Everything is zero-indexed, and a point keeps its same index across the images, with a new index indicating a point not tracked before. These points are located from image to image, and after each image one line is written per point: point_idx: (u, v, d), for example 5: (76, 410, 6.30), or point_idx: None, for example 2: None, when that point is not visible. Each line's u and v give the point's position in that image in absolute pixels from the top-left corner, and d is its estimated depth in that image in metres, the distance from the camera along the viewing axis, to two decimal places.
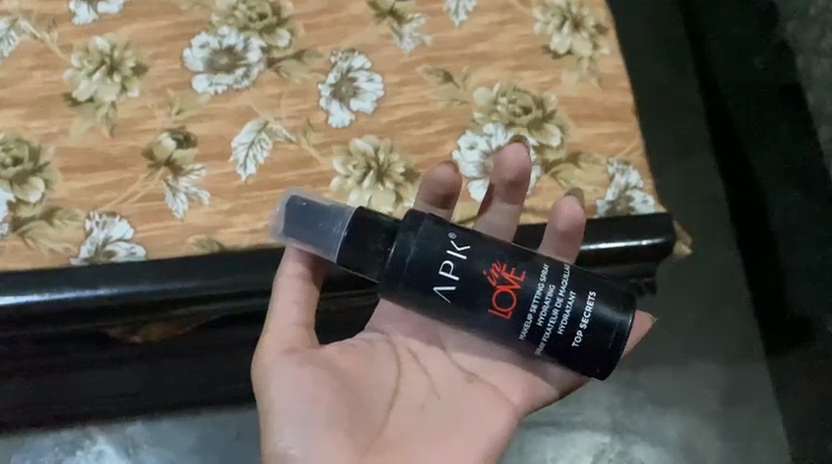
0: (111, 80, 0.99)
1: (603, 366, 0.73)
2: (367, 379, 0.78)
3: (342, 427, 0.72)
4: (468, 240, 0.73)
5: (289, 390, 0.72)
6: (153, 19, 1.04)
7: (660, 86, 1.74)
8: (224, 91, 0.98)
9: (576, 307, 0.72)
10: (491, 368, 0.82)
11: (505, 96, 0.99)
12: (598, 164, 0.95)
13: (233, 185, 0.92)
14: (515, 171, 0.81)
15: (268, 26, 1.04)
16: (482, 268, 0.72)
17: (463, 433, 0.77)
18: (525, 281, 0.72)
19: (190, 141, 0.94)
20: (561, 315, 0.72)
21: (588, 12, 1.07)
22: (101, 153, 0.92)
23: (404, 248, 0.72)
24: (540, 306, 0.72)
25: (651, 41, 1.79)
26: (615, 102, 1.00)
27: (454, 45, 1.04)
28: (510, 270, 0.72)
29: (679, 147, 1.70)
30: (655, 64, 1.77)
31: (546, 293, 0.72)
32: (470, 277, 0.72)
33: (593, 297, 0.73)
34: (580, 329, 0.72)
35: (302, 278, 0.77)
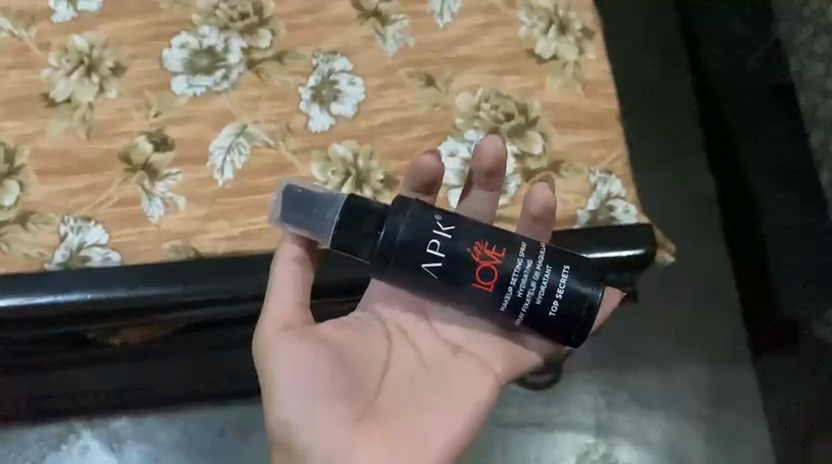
0: (89, 80, 0.98)
1: (578, 336, 0.74)
2: (360, 352, 0.77)
3: (340, 399, 0.72)
4: (452, 220, 0.74)
5: (289, 362, 0.72)
6: (133, 17, 1.02)
7: (655, 81, 1.70)
8: (203, 92, 0.97)
9: (551, 281, 0.73)
10: (477, 339, 0.82)
11: (488, 101, 0.98)
12: (580, 173, 0.94)
13: (209, 190, 0.91)
14: (491, 159, 0.81)
15: (250, 26, 1.02)
16: (466, 246, 0.74)
17: (458, 401, 0.77)
18: (505, 257, 0.73)
19: (168, 145, 0.93)
20: (538, 288, 0.73)
21: (575, 15, 1.06)
22: (77, 155, 0.92)
23: (392, 228, 0.73)
24: (519, 279, 0.73)
25: (646, 35, 1.74)
26: (599, 108, 0.99)
27: (438, 48, 1.02)
28: (493, 247, 0.74)
29: (672, 144, 1.65)
30: (650, 58, 1.72)
31: (524, 268, 0.73)
32: (457, 255, 0.73)
33: (568, 271, 0.74)
34: (556, 300, 0.73)
35: (297, 262, 0.77)
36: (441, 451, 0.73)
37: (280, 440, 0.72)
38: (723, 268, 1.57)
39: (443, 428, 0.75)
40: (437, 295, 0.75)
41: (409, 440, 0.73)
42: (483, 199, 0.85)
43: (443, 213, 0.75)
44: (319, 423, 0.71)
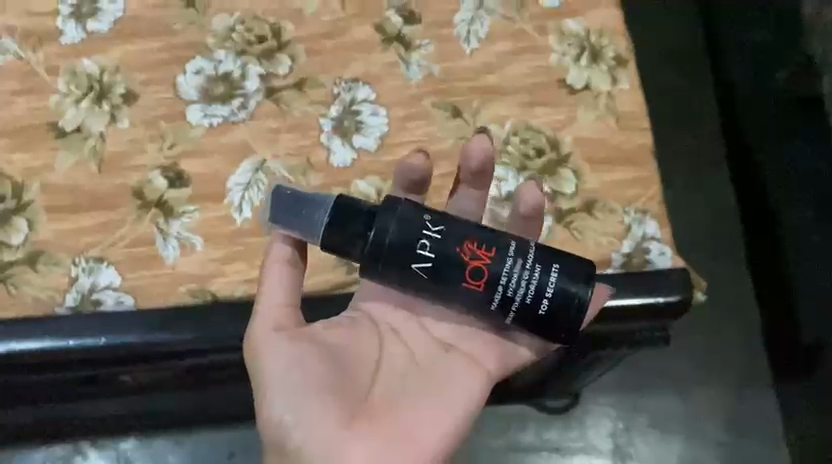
0: (100, 108, 0.93)
1: (567, 336, 0.70)
2: (348, 351, 0.74)
3: (329, 395, 0.69)
4: (442, 220, 0.70)
5: (279, 362, 0.69)
6: (145, 40, 0.98)
7: (676, 93, 1.67)
8: (219, 123, 0.92)
9: (540, 281, 0.69)
10: (466, 334, 0.78)
11: (517, 136, 0.93)
12: (614, 214, 0.90)
13: (226, 230, 0.87)
14: (479, 159, 0.79)
15: (268, 50, 0.98)
16: (456, 246, 0.69)
17: (452, 396, 0.73)
18: (496, 256, 0.69)
19: (183, 180, 0.89)
20: (526, 287, 0.69)
21: (607, 42, 1.01)
22: (87, 190, 0.87)
23: (381, 229, 0.68)
24: (509, 278, 0.68)
25: (669, 44, 1.70)
26: (633, 144, 0.94)
27: (464, 75, 0.98)
28: (482, 246, 0.69)
29: (691, 158, 1.63)
30: (672, 68, 1.68)
31: (513, 268, 0.69)
32: (445, 255, 0.68)
33: (557, 270, 0.69)
34: (546, 298, 0.69)
35: (288, 264, 0.73)
36: (436, 446, 0.70)
37: (270, 442, 0.69)
38: (741, 284, 1.55)
39: (435, 422, 0.71)
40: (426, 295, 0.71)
41: (403, 434, 0.70)
42: (472, 199, 0.83)
43: (432, 212, 0.70)
44: (310, 422, 0.68)
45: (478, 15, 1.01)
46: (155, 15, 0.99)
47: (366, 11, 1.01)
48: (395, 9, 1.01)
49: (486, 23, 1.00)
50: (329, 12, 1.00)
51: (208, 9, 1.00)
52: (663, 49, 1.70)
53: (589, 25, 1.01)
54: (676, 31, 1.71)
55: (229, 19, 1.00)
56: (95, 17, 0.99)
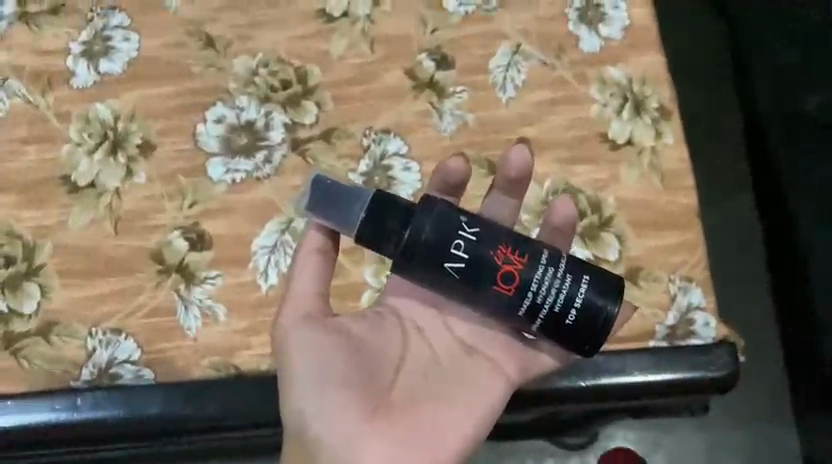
0: (115, 160, 0.88)
1: (592, 347, 0.68)
2: (374, 346, 0.73)
3: (352, 388, 0.68)
4: (478, 222, 0.68)
5: (307, 353, 0.69)
6: (162, 84, 0.92)
7: (701, 112, 1.51)
8: (243, 179, 0.87)
9: (569, 292, 0.67)
10: (490, 337, 0.76)
11: (556, 195, 0.89)
12: (658, 283, 0.86)
13: (251, 298, 0.82)
14: (519, 169, 0.79)
15: (293, 97, 0.92)
16: (490, 250, 0.67)
17: (470, 402, 0.72)
18: (528, 262, 0.67)
19: (205, 242, 0.84)
20: (556, 296, 0.67)
21: (651, 91, 0.95)
22: (103, 253, 0.82)
23: (416, 228, 0.66)
24: (540, 286, 0.66)
25: (692, 57, 1.54)
26: (679, 204, 0.89)
27: (500, 127, 0.93)
28: (516, 251, 0.67)
29: (717, 182, 1.47)
30: (695, 85, 1.53)
31: (545, 276, 0.67)
32: (478, 258, 0.66)
33: (588, 281, 0.68)
34: (574, 309, 0.67)
35: (321, 255, 0.71)
36: (450, 448, 0.69)
37: (291, 432, 0.69)
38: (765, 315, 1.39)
39: (452, 425, 0.70)
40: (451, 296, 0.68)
41: (420, 435, 0.68)
42: (504, 203, 0.81)
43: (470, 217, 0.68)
44: (329, 413, 0.67)
45: (514, 60, 0.95)
46: (173, 56, 0.94)
47: (396, 54, 0.95)
48: (427, 52, 0.95)
49: (523, 70, 0.95)
50: (358, 55, 0.95)
51: (229, 50, 0.94)
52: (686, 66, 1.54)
53: (631, 72, 0.96)
54: (702, 45, 1.54)
55: (250, 61, 0.94)
56: (108, 56, 0.93)
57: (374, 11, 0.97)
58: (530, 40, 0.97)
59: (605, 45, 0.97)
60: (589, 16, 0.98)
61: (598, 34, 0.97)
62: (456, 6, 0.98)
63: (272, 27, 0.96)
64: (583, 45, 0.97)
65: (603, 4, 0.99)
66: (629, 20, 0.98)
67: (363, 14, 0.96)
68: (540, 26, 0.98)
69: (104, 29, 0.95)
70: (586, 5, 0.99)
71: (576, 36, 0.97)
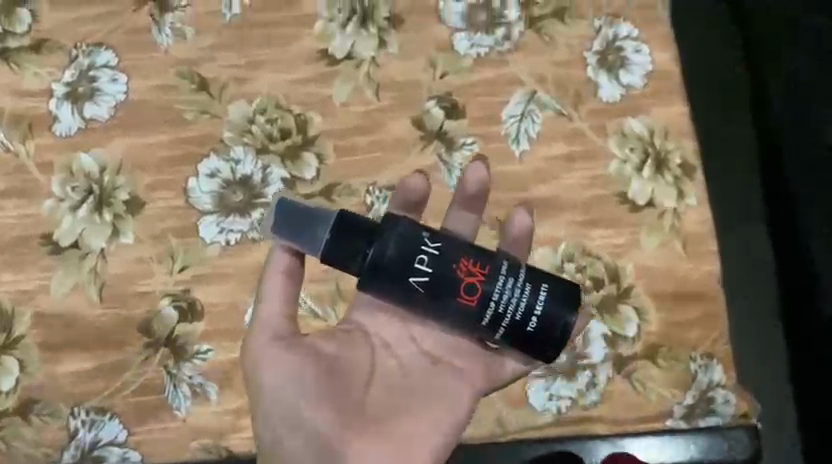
0: (100, 218, 0.82)
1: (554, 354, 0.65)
2: (344, 360, 0.69)
3: (327, 406, 0.65)
4: (441, 236, 0.65)
5: (276, 371, 0.66)
6: (152, 133, 0.86)
7: (717, 131, 1.10)
8: (237, 240, 0.81)
9: (530, 301, 0.65)
10: (457, 348, 0.74)
11: (572, 261, 0.83)
12: (678, 360, 0.81)
13: (245, 375, 0.76)
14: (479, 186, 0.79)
15: (292, 148, 0.86)
16: (453, 264, 0.64)
17: (441, 412, 0.70)
18: (490, 273, 0.64)
19: (196, 312, 0.78)
20: (517, 305, 0.64)
21: (674, 145, 0.89)
22: (87, 324, 0.77)
23: (378, 246, 0.64)
24: (501, 297, 0.64)
25: (707, 59, 1.12)
26: (702, 273, 0.84)
27: (511, 184, 0.87)
28: (477, 263, 0.65)
29: (724, 207, 1.08)
30: (704, 99, 1.12)
31: (507, 286, 0.65)
32: (442, 272, 0.64)
33: (547, 290, 0.65)
34: (535, 316, 0.65)
35: (286, 274, 0.68)
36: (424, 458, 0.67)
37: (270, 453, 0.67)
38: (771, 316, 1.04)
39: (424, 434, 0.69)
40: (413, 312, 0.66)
41: (397, 445, 0.67)
42: (465, 218, 0.79)
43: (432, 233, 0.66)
44: (306, 432, 0.65)
45: (528, 110, 0.89)
46: (163, 100, 0.87)
47: (402, 101, 0.89)
48: (436, 99, 0.89)
49: (538, 121, 0.89)
50: (362, 102, 0.88)
51: (224, 94, 0.88)
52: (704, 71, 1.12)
53: (653, 124, 0.90)
54: (723, 40, 1.12)
55: (246, 107, 0.87)
56: (93, 99, 0.87)
57: (380, 53, 0.90)
58: (547, 87, 0.90)
59: (625, 93, 0.91)
60: (609, 61, 0.92)
61: (618, 82, 0.91)
62: (467, 48, 0.92)
63: (269, 68, 0.89)
64: (602, 93, 0.90)
65: (623, 48, 0.93)
66: (651, 66, 0.92)
67: (367, 56, 0.90)
68: (557, 70, 0.91)
69: (88, 68, 0.88)
70: (606, 49, 0.93)
71: (595, 83, 0.91)
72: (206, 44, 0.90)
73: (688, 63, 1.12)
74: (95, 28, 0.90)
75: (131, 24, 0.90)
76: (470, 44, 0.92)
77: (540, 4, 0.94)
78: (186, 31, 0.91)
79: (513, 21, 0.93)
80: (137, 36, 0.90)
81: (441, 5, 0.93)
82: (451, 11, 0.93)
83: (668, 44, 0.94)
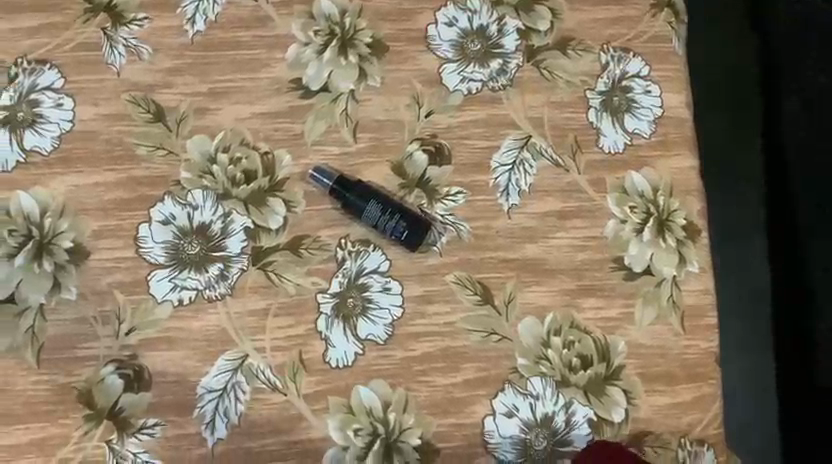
0: (39, 268, 0.74)
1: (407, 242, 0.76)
2: None
3: None
4: (368, 195, 0.76)
5: None
6: (100, 169, 0.77)
7: (720, 147, 1.13)
8: (191, 299, 0.73)
9: (417, 223, 0.76)
10: None
11: (559, 335, 0.76)
12: (667, 449, 0.74)
13: (193, 454, 0.70)
14: (399, 208, 0.77)
15: (257, 192, 0.77)
16: (373, 202, 0.76)
17: None
18: (401, 209, 0.77)
19: (142, 381, 0.71)
20: (403, 223, 0.76)
21: (678, 204, 0.81)
22: (20, 393, 0.70)
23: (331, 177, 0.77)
24: (391, 219, 0.76)
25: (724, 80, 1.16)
26: (698, 352, 0.77)
27: (498, 242, 0.78)
28: (390, 208, 0.76)
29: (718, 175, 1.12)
30: (708, 110, 1.15)
31: (397, 220, 0.76)
32: (368, 199, 0.76)
33: (417, 231, 0.76)
34: (407, 226, 0.76)
35: None
36: None
37: None
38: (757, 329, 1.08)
39: None
40: (337, 215, 0.78)
41: None
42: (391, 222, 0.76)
43: (344, 182, 0.77)
44: None
45: (521, 158, 0.80)
46: (113, 132, 0.78)
47: (382, 144, 0.80)
48: (419, 142, 0.80)
49: (531, 171, 0.80)
50: (337, 141, 0.80)
51: (182, 126, 0.79)
52: (707, 88, 1.16)
53: (657, 179, 0.81)
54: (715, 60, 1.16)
55: (207, 144, 0.78)
56: (34, 127, 0.77)
57: (360, 85, 0.81)
58: (543, 132, 0.81)
59: (629, 142, 0.82)
60: (613, 103, 0.83)
61: (622, 128, 0.82)
62: (457, 83, 0.82)
63: (234, 98, 0.80)
64: (604, 140, 0.82)
65: (631, 88, 0.84)
66: (659, 110, 0.83)
67: (345, 88, 0.81)
68: (555, 112, 0.82)
69: (30, 89, 0.79)
70: (611, 89, 0.84)
71: (596, 129, 0.82)
72: (164, 67, 0.80)
73: (701, 84, 1.16)
74: (38, 42, 0.80)
75: (80, 38, 0.80)
76: (460, 77, 0.83)
77: (541, 33, 0.85)
78: (142, 50, 0.80)
79: (510, 52, 0.84)
80: (85, 53, 0.80)
81: (430, 31, 0.84)
82: (441, 38, 0.84)
83: (680, 86, 0.84)
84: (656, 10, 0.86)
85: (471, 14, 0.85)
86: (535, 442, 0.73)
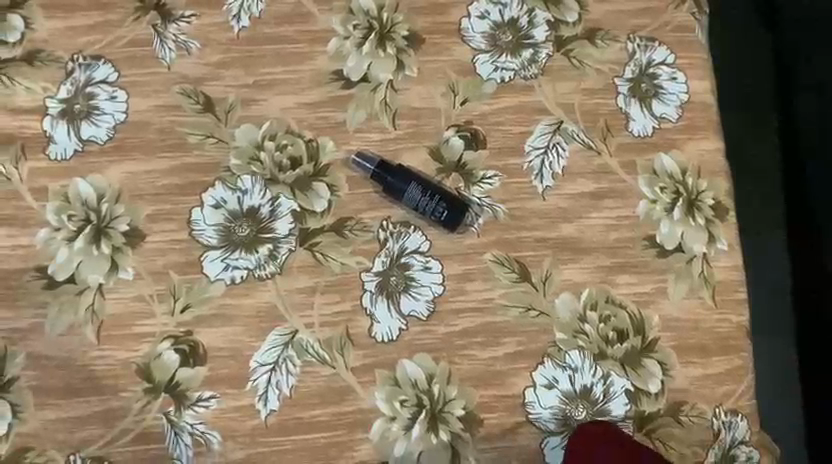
0: (97, 250, 0.77)
1: (446, 222, 0.79)
2: None
3: None
4: (408, 178, 0.80)
5: None
6: (153, 157, 0.80)
7: (739, 143, 1.16)
8: (243, 278, 0.77)
9: (455, 205, 0.79)
10: None
11: (595, 310, 0.79)
12: (702, 418, 0.77)
13: (247, 425, 0.73)
14: (438, 189, 0.80)
15: (302, 178, 0.81)
16: (413, 185, 0.79)
17: None
18: (440, 191, 0.80)
19: (198, 355, 0.75)
20: (442, 205, 0.79)
21: (706, 184, 0.84)
22: (83, 368, 0.74)
23: (373, 161, 0.81)
24: (430, 201, 0.79)
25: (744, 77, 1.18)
26: (730, 326, 0.80)
27: (534, 222, 0.81)
28: (429, 190, 0.79)
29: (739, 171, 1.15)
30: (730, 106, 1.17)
31: (436, 202, 0.79)
32: (409, 182, 0.80)
33: (456, 212, 0.79)
34: (445, 208, 0.79)
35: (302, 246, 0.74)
36: None
37: None
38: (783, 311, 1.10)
39: None
40: (380, 199, 0.81)
41: None
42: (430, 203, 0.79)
43: (384, 166, 0.80)
44: None
45: (553, 142, 0.84)
46: (165, 122, 0.82)
47: (420, 130, 0.83)
48: (455, 128, 0.84)
49: (563, 155, 0.83)
50: (377, 129, 0.83)
51: (230, 116, 0.82)
52: (733, 87, 1.18)
53: (686, 161, 0.84)
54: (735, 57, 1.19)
55: (254, 132, 0.82)
56: (90, 119, 0.81)
57: (398, 76, 0.85)
58: (574, 117, 0.85)
59: (657, 126, 0.85)
60: (641, 90, 0.86)
61: (650, 113, 0.86)
62: (490, 72, 0.86)
63: (279, 90, 0.84)
64: (633, 125, 0.85)
65: (658, 76, 0.87)
66: (685, 96, 0.87)
67: (384, 79, 0.85)
68: (585, 99, 0.86)
69: (86, 83, 0.83)
70: (638, 77, 0.87)
71: (625, 114, 0.85)
72: (212, 60, 0.84)
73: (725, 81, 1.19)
74: (93, 39, 0.84)
75: (132, 35, 0.84)
76: (494, 67, 0.86)
77: (570, 24, 0.88)
78: (190, 45, 0.84)
79: (540, 42, 0.87)
80: (137, 49, 0.84)
81: (464, 23, 0.87)
82: (474, 31, 0.87)
83: (704, 73, 0.88)
84: (679, 1, 0.90)
85: (502, 8, 0.89)
86: (574, 412, 0.76)
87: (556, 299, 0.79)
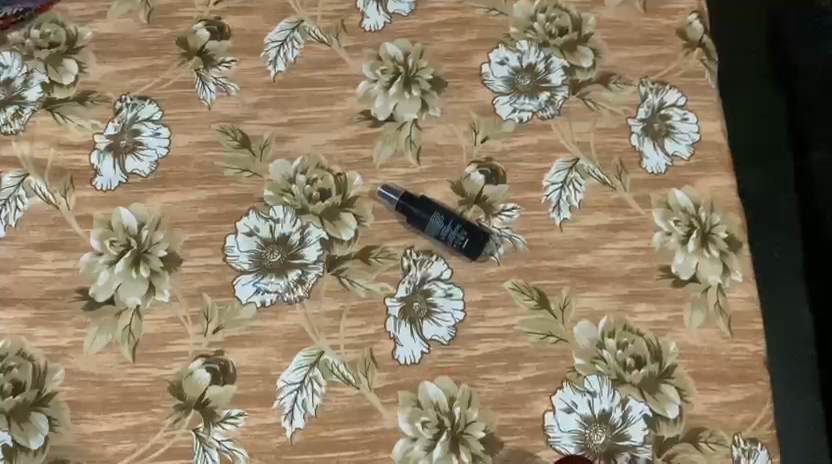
0: (137, 274, 0.82)
1: (467, 251, 0.82)
2: None
3: None
4: (433, 209, 0.83)
5: None
6: (191, 188, 0.85)
7: (761, 194, 1.14)
8: (273, 301, 0.81)
9: (477, 235, 0.82)
10: None
11: (614, 337, 0.81)
12: (721, 445, 0.77)
13: (273, 442, 0.76)
14: (462, 220, 0.83)
15: (331, 209, 0.85)
16: (437, 215, 0.83)
17: None
18: (463, 221, 0.83)
19: (228, 374, 0.78)
20: (463, 235, 0.82)
21: (719, 218, 0.87)
22: (118, 384, 0.77)
23: (398, 193, 0.84)
24: (452, 231, 0.82)
25: (755, 123, 1.18)
26: (748, 355, 0.81)
27: (552, 252, 0.84)
28: (452, 220, 0.83)
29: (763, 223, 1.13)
30: (744, 157, 1.16)
31: (459, 232, 0.82)
32: (433, 213, 0.83)
33: (476, 242, 0.82)
34: (467, 237, 0.82)
35: None
36: None
37: None
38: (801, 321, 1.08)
39: None
40: (404, 229, 0.85)
41: None
42: (453, 233, 0.82)
43: (409, 196, 0.84)
44: None
45: (571, 177, 0.88)
46: (204, 156, 0.87)
47: (443, 166, 0.88)
48: (476, 164, 0.88)
49: (580, 189, 0.87)
50: (402, 164, 0.88)
51: (265, 151, 0.88)
52: (744, 133, 1.18)
53: (699, 196, 0.88)
54: (746, 103, 1.19)
55: (287, 166, 0.87)
56: (134, 153, 0.87)
57: (422, 115, 0.90)
58: (590, 154, 0.89)
59: (671, 164, 0.89)
60: (654, 130, 0.90)
61: (663, 151, 0.89)
62: (510, 113, 0.91)
63: (311, 128, 0.89)
64: (647, 162, 0.89)
65: (669, 116, 0.91)
66: (697, 136, 0.90)
67: (410, 118, 0.90)
68: (601, 137, 0.90)
69: (132, 121, 0.89)
70: (651, 117, 0.91)
71: (640, 152, 0.89)
72: (250, 101, 0.90)
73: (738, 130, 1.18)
74: (140, 81, 0.91)
75: (176, 78, 0.91)
76: (513, 108, 0.91)
77: (585, 69, 0.93)
78: (230, 87, 0.91)
79: (557, 86, 0.92)
80: (181, 91, 0.90)
81: (485, 69, 0.93)
82: (494, 75, 0.93)
83: (715, 115, 0.92)
84: (689, 49, 0.94)
85: (521, 54, 0.94)
86: (593, 436, 0.77)
87: (578, 326, 0.81)
